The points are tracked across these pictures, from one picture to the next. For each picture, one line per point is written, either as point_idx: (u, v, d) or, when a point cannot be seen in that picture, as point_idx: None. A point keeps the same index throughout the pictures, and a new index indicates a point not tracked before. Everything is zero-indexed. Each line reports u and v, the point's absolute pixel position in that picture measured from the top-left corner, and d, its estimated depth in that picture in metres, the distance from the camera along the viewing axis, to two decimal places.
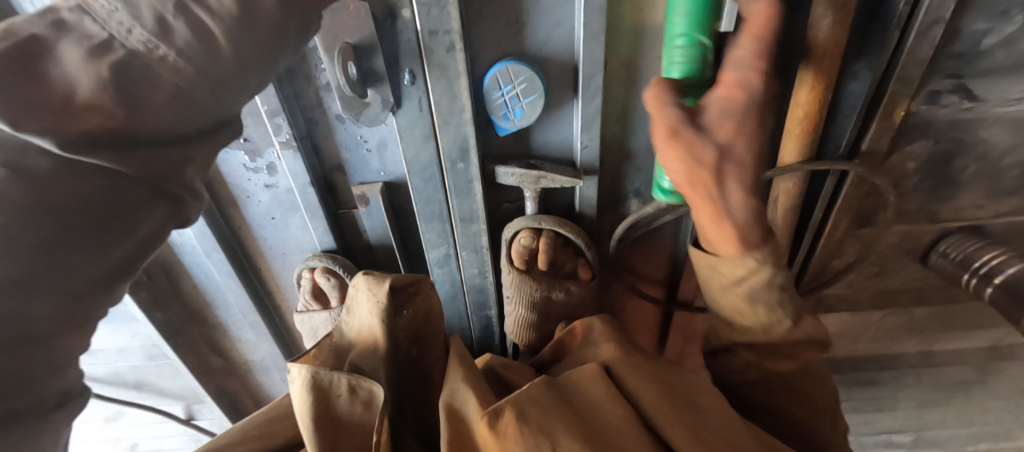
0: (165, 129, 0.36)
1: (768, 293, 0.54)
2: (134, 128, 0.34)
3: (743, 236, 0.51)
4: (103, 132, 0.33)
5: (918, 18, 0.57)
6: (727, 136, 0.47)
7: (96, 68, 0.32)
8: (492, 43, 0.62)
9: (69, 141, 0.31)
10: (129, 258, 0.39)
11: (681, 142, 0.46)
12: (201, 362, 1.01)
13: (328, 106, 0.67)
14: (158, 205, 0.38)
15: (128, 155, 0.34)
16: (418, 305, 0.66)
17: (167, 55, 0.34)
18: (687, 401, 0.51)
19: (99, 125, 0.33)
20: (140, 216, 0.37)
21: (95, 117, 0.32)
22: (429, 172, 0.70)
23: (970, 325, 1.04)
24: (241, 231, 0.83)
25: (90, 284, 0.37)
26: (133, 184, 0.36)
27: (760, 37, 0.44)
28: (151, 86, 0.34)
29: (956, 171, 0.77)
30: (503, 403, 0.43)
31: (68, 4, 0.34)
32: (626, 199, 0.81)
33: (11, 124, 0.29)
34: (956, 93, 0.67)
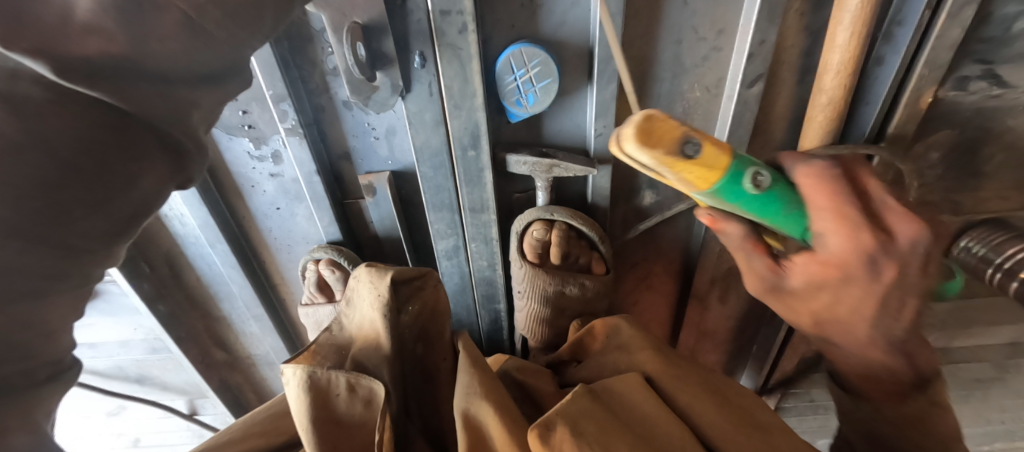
0: (177, 61, 0.28)
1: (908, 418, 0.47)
2: (142, 56, 0.25)
3: (881, 380, 0.46)
4: (103, 58, 0.24)
5: None
6: (826, 296, 0.42)
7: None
8: (506, 26, 0.60)
9: (68, 65, 0.23)
10: (124, 219, 0.31)
11: (778, 298, 0.45)
12: (204, 355, 1.00)
13: (335, 92, 0.65)
14: (157, 152, 0.30)
15: (127, 88, 0.26)
16: (426, 297, 0.64)
17: None
18: (743, 411, 0.49)
19: (99, 49, 0.24)
20: (142, 166, 0.29)
21: (97, 39, 0.23)
22: (439, 160, 0.68)
23: (989, 321, 1.01)
24: (245, 221, 0.81)
25: (82, 248, 0.28)
26: (129, 127, 0.27)
27: (834, 216, 0.38)
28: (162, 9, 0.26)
29: (982, 161, 0.74)
30: (555, 416, 0.43)
31: None
32: (640, 189, 0.78)
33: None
34: (985, 79, 0.65)
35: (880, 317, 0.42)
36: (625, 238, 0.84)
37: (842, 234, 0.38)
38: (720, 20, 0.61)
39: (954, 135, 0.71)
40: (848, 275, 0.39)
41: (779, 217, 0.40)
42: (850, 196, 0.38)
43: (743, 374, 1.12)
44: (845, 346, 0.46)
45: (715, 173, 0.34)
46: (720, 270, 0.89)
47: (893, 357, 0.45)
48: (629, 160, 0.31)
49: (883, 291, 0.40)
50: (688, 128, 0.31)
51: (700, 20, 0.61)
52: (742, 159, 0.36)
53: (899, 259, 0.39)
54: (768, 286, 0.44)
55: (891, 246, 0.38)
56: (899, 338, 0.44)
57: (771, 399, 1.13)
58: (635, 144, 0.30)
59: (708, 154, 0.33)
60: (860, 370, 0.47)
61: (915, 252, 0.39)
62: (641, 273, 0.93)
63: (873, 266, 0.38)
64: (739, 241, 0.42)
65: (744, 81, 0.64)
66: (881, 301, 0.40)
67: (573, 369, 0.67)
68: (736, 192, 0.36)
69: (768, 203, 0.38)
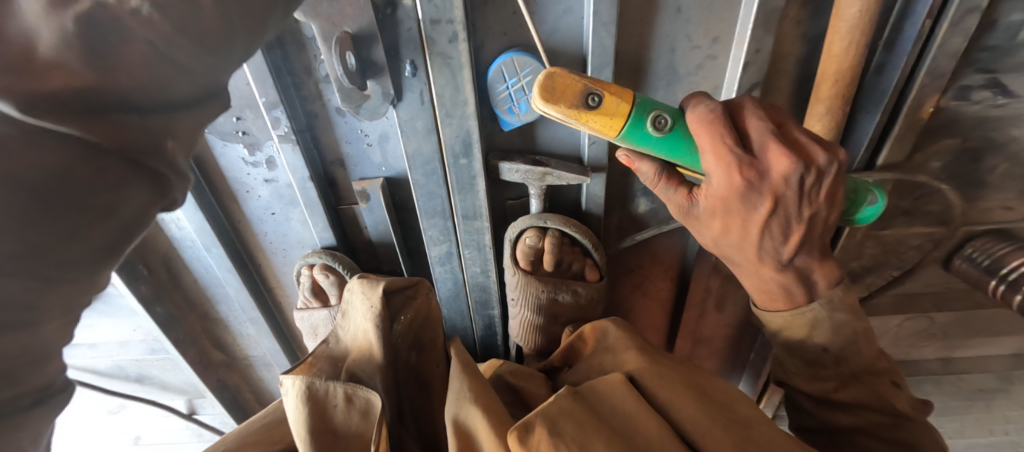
0: (145, 92, 0.28)
1: (801, 325, 0.55)
2: (108, 89, 0.26)
3: (770, 291, 0.54)
4: (67, 93, 0.24)
5: (951, 7, 0.54)
6: (720, 227, 0.49)
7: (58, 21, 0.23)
8: (497, 33, 0.59)
9: (33, 103, 0.24)
10: (115, 241, 0.31)
11: (688, 225, 0.52)
12: (202, 356, 1.01)
13: (327, 99, 0.65)
14: (142, 180, 0.30)
15: (100, 121, 0.26)
16: (419, 307, 0.65)
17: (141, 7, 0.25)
18: (723, 405, 0.49)
19: (66, 84, 0.24)
20: (122, 191, 0.29)
21: (62, 73, 0.24)
22: (430, 167, 0.68)
23: (993, 331, 1.00)
24: (241, 225, 0.81)
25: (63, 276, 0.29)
26: (105, 155, 0.27)
27: (715, 157, 0.44)
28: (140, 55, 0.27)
29: (985, 171, 0.73)
30: (533, 417, 0.43)
31: None
32: (635, 197, 0.78)
33: None
34: (988, 89, 0.64)
35: (763, 243, 0.49)
36: (618, 247, 0.84)
37: (723, 168, 0.44)
38: (714, 28, 0.60)
39: (956, 145, 0.70)
40: (730, 205, 0.46)
41: (685, 156, 0.46)
42: (729, 136, 0.43)
43: (741, 381, 1.11)
44: (742, 264, 0.53)
45: (617, 120, 0.42)
46: (717, 278, 0.88)
47: (781, 272, 0.52)
48: (544, 114, 0.42)
49: (760, 218, 0.46)
50: (586, 84, 0.41)
51: (695, 28, 0.60)
52: (644, 104, 0.43)
53: (773, 188, 0.44)
54: (680, 214, 0.51)
55: (766, 177, 0.44)
56: (785, 256, 0.50)
57: (769, 405, 1.12)
58: (541, 100, 0.41)
59: (608, 104, 0.41)
60: (759, 285, 0.55)
61: (790, 183, 0.44)
62: (636, 280, 0.92)
63: (748, 198, 0.45)
64: (649, 179, 0.48)
65: (739, 90, 0.63)
66: (761, 226, 0.47)
67: (564, 374, 0.66)
68: (642, 135, 0.44)
69: (672, 143, 0.45)
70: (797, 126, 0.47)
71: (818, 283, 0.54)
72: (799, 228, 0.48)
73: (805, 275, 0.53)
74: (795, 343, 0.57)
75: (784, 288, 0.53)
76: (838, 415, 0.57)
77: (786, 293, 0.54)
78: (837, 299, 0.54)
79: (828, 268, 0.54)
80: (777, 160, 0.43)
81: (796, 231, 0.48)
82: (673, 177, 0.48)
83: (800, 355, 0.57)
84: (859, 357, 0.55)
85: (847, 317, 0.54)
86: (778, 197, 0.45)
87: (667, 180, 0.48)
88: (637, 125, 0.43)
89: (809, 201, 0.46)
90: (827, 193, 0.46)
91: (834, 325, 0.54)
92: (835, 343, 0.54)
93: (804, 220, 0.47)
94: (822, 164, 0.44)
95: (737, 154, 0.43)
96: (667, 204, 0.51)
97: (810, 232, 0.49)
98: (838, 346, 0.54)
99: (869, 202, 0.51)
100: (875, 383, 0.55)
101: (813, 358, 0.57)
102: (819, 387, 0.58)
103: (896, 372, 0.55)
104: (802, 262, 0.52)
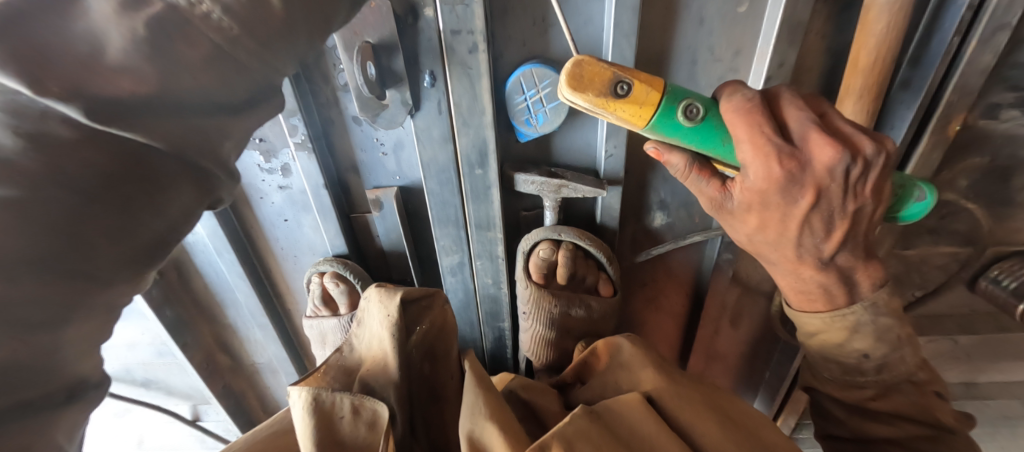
0: (197, 95, 0.28)
1: (844, 345, 0.53)
2: (165, 96, 0.27)
3: (811, 294, 0.52)
4: (131, 97, 0.25)
5: (980, 24, 0.53)
6: (758, 220, 0.47)
7: (130, 23, 0.24)
8: (517, 44, 0.59)
9: (97, 108, 0.24)
10: (158, 240, 0.31)
11: (720, 219, 0.50)
12: (209, 361, 1.00)
13: (345, 107, 0.65)
14: (187, 182, 0.31)
15: (157, 123, 0.27)
16: (436, 319, 0.63)
17: (211, 12, 0.26)
18: (748, 430, 0.47)
19: (129, 89, 0.25)
20: (175, 192, 0.30)
21: (126, 79, 0.25)
22: (446, 176, 0.67)
23: (1019, 356, 0.96)
24: (253, 230, 0.81)
25: (112, 271, 0.29)
26: (157, 159, 0.28)
27: (753, 144, 0.42)
28: (214, 53, 0.28)
29: (1014, 190, 0.71)
30: (549, 438, 0.42)
31: None
32: (651, 210, 0.77)
33: (29, 84, 0.22)
34: (1018, 107, 0.62)
35: (804, 238, 0.47)
36: (633, 260, 0.82)
37: (762, 156, 0.42)
38: (737, 41, 0.59)
39: (983, 163, 0.68)
40: (768, 199, 0.44)
41: (718, 146, 0.45)
42: (767, 125, 0.42)
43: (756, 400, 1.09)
44: (778, 262, 0.51)
45: (646, 109, 0.41)
46: (732, 294, 0.86)
47: (822, 270, 0.49)
48: (571, 103, 0.42)
49: (801, 212, 0.44)
50: (614, 72, 0.40)
51: (717, 42, 0.60)
52: (674, 93, 0.42)
53: (816, 180, 0.42)
54: (713, 208, 0.50)
55: (807, 167, 0.42)
56: (825, 254, 0.48)
57: (784, 425, 1.10)
58: (568, 89, 0.40)
59: (638, 92, 0.41)
60: (792, 286, 0.53)
61: (834, 175, 0.42)
62: (649, 295, 0.90)
63: (788, 190, 0.43)
64: (680, 173, 0.47)
65: None
66: (799, 220, 0.45)
67: (577, 391, 0.63)
68: (672, 125, 0.43)
69: (704, 133, 0.44)
70: (839, 115, 0.45)
71: (860, 285, 0.51)
72: (841, 222, 0.46)
73: (848, 276, 0.51)
74: (829, 347, 0.55)
75: (823, 289, 0.51)
76: (871, 425, 0.54)
77: (825, 294, 0.51)
78: (881, 303, 0.51)
79: (874, 268, 0.51)
80: (818, 149, 0.41)
81: (840, 225, 0.46)
82: (705, 169, 0.47)
83: (838, 361, 0.55)
84: (901, 365, 0.53)
85: (891, 322, 0.52)
86: (821, 189, 0.43)
87: (698, 171, 0.47)
88: (668, 113, 0.42)
89: (854, 194, 0.44)
90: (873, 186, 0.44)
91: (877, 330, 0.52)
92: (877, 349, 0.52)
93: (849, 214, 0.45)
94: (869, 154, 0.42)
95: (776, 145, 0.41)
96: (699, 195, 0.49)
97: (854, 229, 0.47)
98: (880, 353, 0.52)
99: (917, 198, 0.49)
100: (916, 392, 0.53)
101: (849, 365, 0.54)
102: (854, 396, 0.55)
103: (939, 384, 0.54)
104: (845, 261, 0.50)
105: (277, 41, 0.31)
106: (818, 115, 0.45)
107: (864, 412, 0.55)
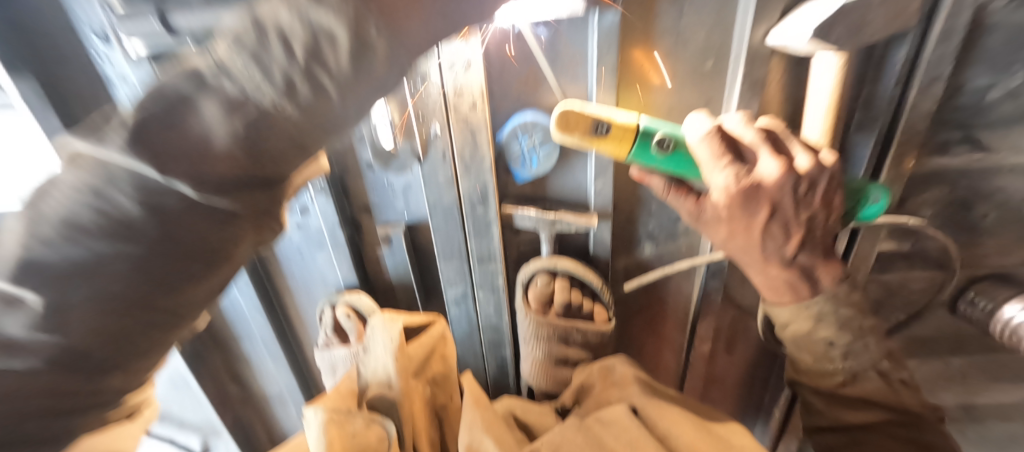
0: (276, 172, 0.37)
1: (816, 346, 0.55)
2: (256, 171, 0.35)
3: (777, 288, 0.53)
4: (231, 176, 0.34)
5: (918, 74, 0.61)
6: (724, 230, 0.52)
7: (232, 122, 0.32)
8: (512, 98, 0.67)
9: (205, 185, 0.33)
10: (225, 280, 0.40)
11: (698, 228, 0.56)
12: (222, 392, 1.04)
13: (359, 154, 0.73)
14: (252, 236, 0.39)
15: (242, 195, 0.36)
16: (434, 343, 0.67)
17: (289, 113, 0.34)
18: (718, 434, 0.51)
19: (230, 169, 0.34)
20: (238, 244, 0.38)
21: (229, 164, 0.33)
22: (450, 214, 0.74)
23: (1013, 378, 0.98)
24: (272, 265, 0.88)
25: (186, 309, 0.39)
26: (238, 223, 0.36)
27: (711, 166, 0.48)
28: (287, 139, 0.35)
29: (977, 218, 0.77)
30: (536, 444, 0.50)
31: (204, 58, 0.33)
32: (640, 241, 0.82)
33: (161, 171, 0.32)
34: (965, 144, 0.69)
35: (769, 245, 0.50)
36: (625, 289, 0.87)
37: (720, 176, 0.47)
38: (706, 91, 0.68)
39: (944, 194, 0.74)
40: (730, 212, 0.49)
41: (690, 171, 0.53)
42: (725, 149, 0.47)
43: (756, 426, 1.10)
44: (748, 264, 0.54)
45: (623, 144, 0.51)
46: (723, 319, 0.91)
47: (786, 269, 0.51)
48: (562, 142, 0.52)
49: (759, 223, 0.48)
50: (595, 117, 0.50)
51: (690, 93, 0.68)
52: (648, 129, 0.51)
53: (769, 196, 0.47)
54: (691, 220, 0.55)
55: (762, 185, 0.46)
56: (788, 255, 0.50)
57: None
58: (557, 132, 0.51)
59: (615, 131, 0.50)
60: (762, 285, 0.55)
61: (785, 190, 0.46)
62: (645, 322, 0.94)
63: (746, 207, 0.48)
64: (661, 190, 0.55)
65: None
66: (760, 230, 0.49)
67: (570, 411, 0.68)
68: (647, 155, 0.52)
69: (676, 161, 0.52)
70: (794, 136, 0.50)
71: (823, 280, 0.52)
72: (799, 228, 0.49)
73: (810, 272, 0.52)
74: (798, 337, 0.55)
75: (789, 283, 0.52)
76: (847, 412, 0.57)
77: (792, 289, 0.53)
78: (840, 295, 0.53)
79: (834, 266, 0.52)
80: (771, 170, 0.46)
81: (798, 232, 0.49)
82: (682, 188, 0.54)
83: (810, 355, 0.56)
84: (866, 353, 0.55)
85: (852, 313, 0.53)
86: (776, 204, 0.47)
87: (675, 191, 0.54)
88: (642, 146, 0.51)
89: (807, 206, 0.48)
90: (824, 199, 0.48)
91: (840, 320, 0.53)
92: (842, 338, 0.53)
93: (804, 221, 0.48)
94: (813, 172, 0.46)
95: (731, 168, 0.46)
96: (680, 209, 0.56)
97: (812, 232, 0.50)
98: (846, 342, 0.53)
99: (872, 201, 0.51)
100: (880, 380, 0.56)
101: (818, 354, 0.55)
102: (827, 384, 0.57)
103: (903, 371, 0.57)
104: (806, 259, 0.51)
105: (336, 126, 0.37)
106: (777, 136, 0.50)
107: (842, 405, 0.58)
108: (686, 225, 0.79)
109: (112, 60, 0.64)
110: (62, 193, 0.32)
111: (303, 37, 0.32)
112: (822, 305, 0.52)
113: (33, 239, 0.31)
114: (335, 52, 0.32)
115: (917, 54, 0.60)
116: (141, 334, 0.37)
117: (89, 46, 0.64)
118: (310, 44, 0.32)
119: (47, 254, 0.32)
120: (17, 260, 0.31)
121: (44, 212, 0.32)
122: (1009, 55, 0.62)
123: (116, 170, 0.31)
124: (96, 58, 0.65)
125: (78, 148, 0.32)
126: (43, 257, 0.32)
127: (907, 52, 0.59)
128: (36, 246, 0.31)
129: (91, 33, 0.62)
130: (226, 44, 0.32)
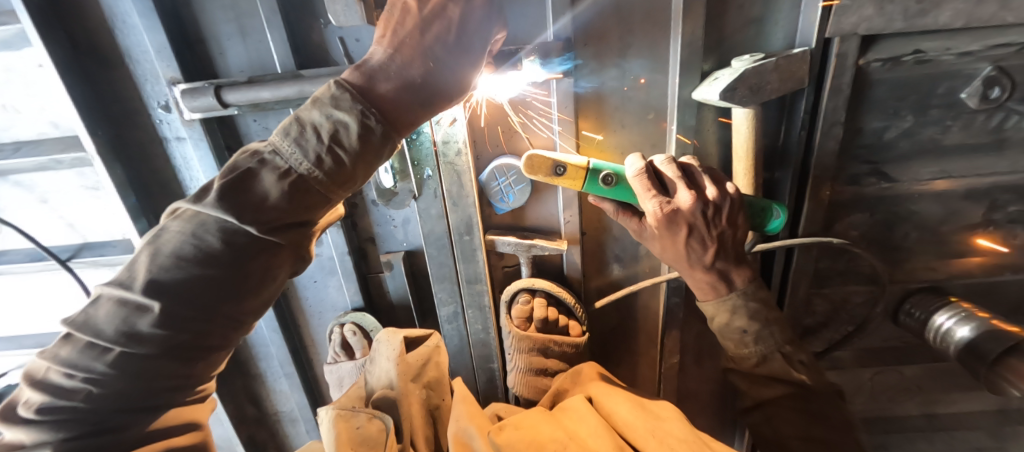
0: (310, 214, 0.51)
1: (733, 332, 0.68)
2: (296, 216, 0.50)
3: (707, 287, 0.67)
4: (281, 219, 0.49)
5: (819, 120, 0.75)
6: (658, 245, 0.66)
7: (281, 184, 0.48)
8: (492, 146, 0.82)
9: (265, 226, 0.48)
10: (268, 299, 0.53)
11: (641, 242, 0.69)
12: (239, 411, 1.14)
13: (366, 194, 0.87)
14: (289, 262, 0.53)
15: (287, 232, 0.50)
16: (429, 352, 0.79)
17: (317, 175, 0.49)
18: (657, 414, 0.62)
19: (279, 215, 0.48)
20: (279, 268, 0.52)
21: (278, 211, 0.48)
22: (441, 242, 0.87)
23: (967, 386, 1.06)
24: (290, 291, 1.00)
25: (243, 316, 0.51)
26: (283, 251, 0.51)
27: (644, 199, 0.60)
28: (317, 193, 0.50)
29: (899, 237, 0.88)
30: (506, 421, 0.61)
31: (266, 148, 0.50)
32: (609, 264, 0.95)
33: (238, 217, 0.47)
34: (874, 176, 0.82)
35: (693, 255, 0.64)
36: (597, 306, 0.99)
37: (649, 205, 0.60)
38: (651, 137, 0.82)
39: (866, 217, 0.87)
40: (660, 231, 0.62)
41: (632, 198, 0.64)
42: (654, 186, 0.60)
43: (734, 438, 1.17)
44: (680, 271, 0.68)
45: (578, 181, 0.61)
46: (688, 332, 1.01)
47: (707, 273, 0.65)
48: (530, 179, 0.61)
49: (682, 240, 0.62)
50: (554, 160, 0.59)
51: (638, 138, 0.82)
52: (596, 168, 0.61)
53: (686, 218, 0.60)
54: (636, 235, 0.68)
55: (680, 210, 0.60)
56: (707, 262, 0.64)
57: None
58: (526, 174, 0.59)
59: (570, 171, 0.60)
60: (695, 288, 0.69)
61: (696, 215, 0.60)
62: (620, 338, 1.05)
63: (671, 227, 0.61)
64: (612, 214, 0.66)
65: None
66: (683, 244, 0.62)
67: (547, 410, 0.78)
68: (597, 189, 0.62)
69: (621, 191, 0.63)
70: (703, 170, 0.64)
71: (737, 281, 0.67)
72: (712, 243, 0.62)
73: (726, 274, 0.66)
74: (721, 327, 0.69)
75: (711, 284, 0.67)
76: (763, 389, 0.69)
77: (713, 288, 0.67)
78: (750, 292, 0.66)
79: (745, 269, 0.67)
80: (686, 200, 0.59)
81: (712, 245, 0.62)
82: (628, 211, 0.66)
83: (729, 340, 0.69)
84: (772, 338, 0.67)
85: (760, 306, 0.67)
86: (691, 225, 0.61)
87: (622, 214, 0.66)
88: (593, 182, 0.61)
89: (716, 225, 0.62)
90: (728, 219, 0.62)
91: (750, 312, 0.66)
92: (753, 325, 0.66)
93: (716, 236, 0.62)
94: (716, 200, 0.61)
95: (657, 199, 0.59)
96: (629, 228, 0.68)
97: (724, 244, 0.64)
98: (755, 328, 0.66)
99: (773, 217, 0.67)
100: (786, 362, 0.67)
101: (737, 341, 0.68)
102: (746, 364, 0.69)
103: (804, 353, 0.68)
104: (722, 265, 0.65)
105: (350, 182, 0.51)
106: (692, 173, 0.64)
107: (760, 389, 0.70)
108: (647, 249, 0.92)
109: (172, 126, 0.80)
110: (170, 236, 0.47)
111: (326, 126, 0.48)
112: (737, 300, 0.66)
113: (156, 268, 0.46)
114: (349, 135, 0.48)
115: (817, 105, 0.74)
116: (216, 334, 0.49)
117: (153, 116, 0.79)
118: (331, 130, 0.48)
119: (164, 276, 0.45)
120: (146, 282, 0.45)
121: (161, 249, 0.46)
122: (895, 103, 0.75)
123: (209, 220, 0.47)
124: (156, 124, 0.80)
125: (186, 208, 0.48)
126: (161, 278, 0.45)
127: (806, 104, 0.74)
128: (157, 271, 0.46)
129: (155, 105, 0.78)
130: (278, 136, 0.49)
